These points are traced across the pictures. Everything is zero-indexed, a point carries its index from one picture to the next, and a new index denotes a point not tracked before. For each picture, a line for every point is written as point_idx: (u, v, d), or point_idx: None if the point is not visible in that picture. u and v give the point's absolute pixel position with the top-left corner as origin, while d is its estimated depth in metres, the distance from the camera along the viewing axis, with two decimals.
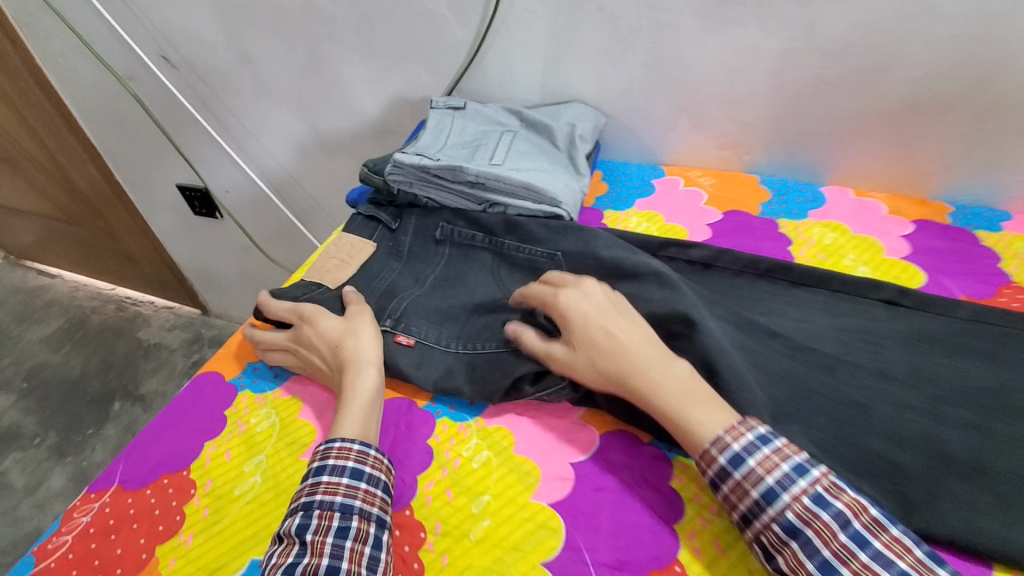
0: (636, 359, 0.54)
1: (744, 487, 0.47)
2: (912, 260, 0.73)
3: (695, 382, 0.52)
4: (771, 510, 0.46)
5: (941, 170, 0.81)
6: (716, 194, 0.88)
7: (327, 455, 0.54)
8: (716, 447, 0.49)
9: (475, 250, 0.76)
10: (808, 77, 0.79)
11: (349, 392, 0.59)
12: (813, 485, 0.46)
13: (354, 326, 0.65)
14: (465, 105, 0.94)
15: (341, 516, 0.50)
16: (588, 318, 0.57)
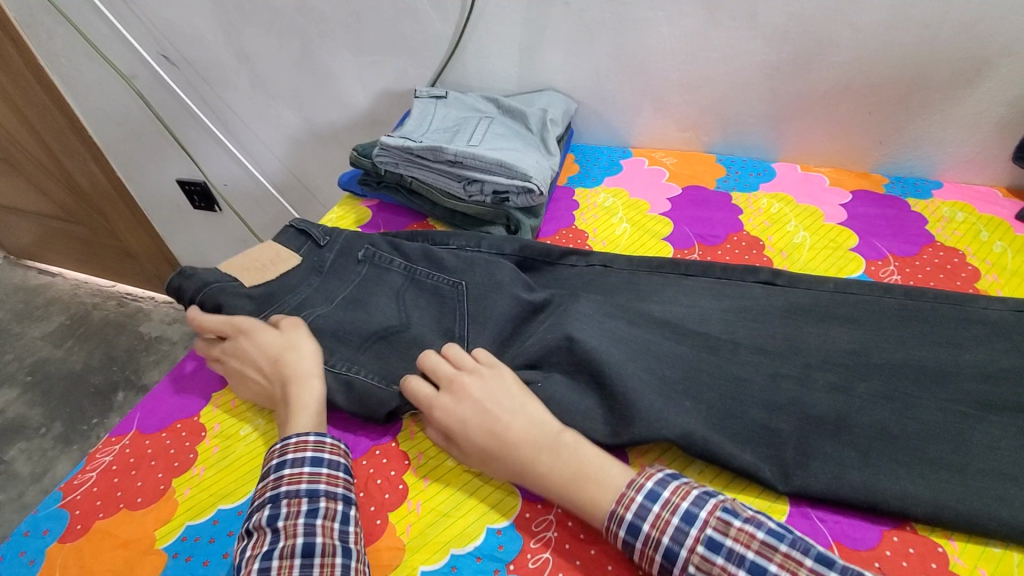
0: (524, 450, 0.54)
1: (649, 554, 0.48)
2: (847, 224, 0.81)
3: (583, 452, 0.53)
4: (678, 569, 0.47)
5: (877, 145, 0.91)
6: (677, 171, 0.97)
7: (285, 451, 0.56)
8: (614, 523, 0.49)
9: (389, 274, 0.76)
10: (753, 63, 0.89)
11: (295, 404, 0.61)
12: (700, 529, 0.47)
13: (295, 340, 0.66)
14: (447, 94, 1.03)
15: (309, 500, 0.52)
16: (466, 423, 0.57)
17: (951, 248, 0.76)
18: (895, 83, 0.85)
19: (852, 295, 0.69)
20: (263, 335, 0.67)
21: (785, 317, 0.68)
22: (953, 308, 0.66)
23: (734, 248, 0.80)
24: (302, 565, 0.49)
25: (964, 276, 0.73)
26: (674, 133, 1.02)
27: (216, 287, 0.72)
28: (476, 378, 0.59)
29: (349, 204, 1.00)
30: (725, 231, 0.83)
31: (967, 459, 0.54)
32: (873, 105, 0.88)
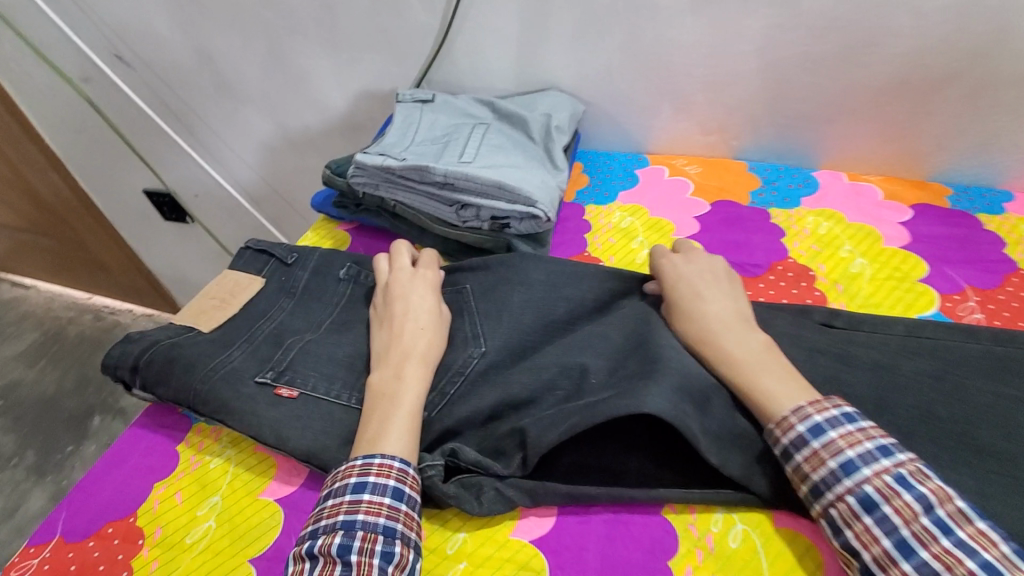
0: (719, 326, 0.55)
1: (822, 457, 0.44)
2: (912, 248, 0.68)
3: (772, 355, 0.52)
4: (847, 482, 0.43)
5: (937, 150, 0.78)
6: (702, 183, 0.84)
7: (367, 471, 0.49)
8: (796, 415, 0.47)
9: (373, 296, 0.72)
10: (794, 55, 0.75)
11: (408, 379, 0.56)
12: (899, 466, 0.42)
13: (431, 307, 0.63)
14: (433, 97, 0.89)
15: (385, 539, 0.46)
16: (682, 277, 0.60)
17: None
18: (964, 78, 0.71)
19: (930, 339, 0.59)
20: (432, 290, 0.66)
21: (850, 373, 0.56)
22: None
23: (779, 281, 0.67)
24: None
25: None
26: (696, 137, 0.89)
27: (167, 341, 0.65)
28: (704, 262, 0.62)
29: (325, 227, 0.87)
30: (767, 259, 0.70)
31: None
32: (937, 102, 0.74)
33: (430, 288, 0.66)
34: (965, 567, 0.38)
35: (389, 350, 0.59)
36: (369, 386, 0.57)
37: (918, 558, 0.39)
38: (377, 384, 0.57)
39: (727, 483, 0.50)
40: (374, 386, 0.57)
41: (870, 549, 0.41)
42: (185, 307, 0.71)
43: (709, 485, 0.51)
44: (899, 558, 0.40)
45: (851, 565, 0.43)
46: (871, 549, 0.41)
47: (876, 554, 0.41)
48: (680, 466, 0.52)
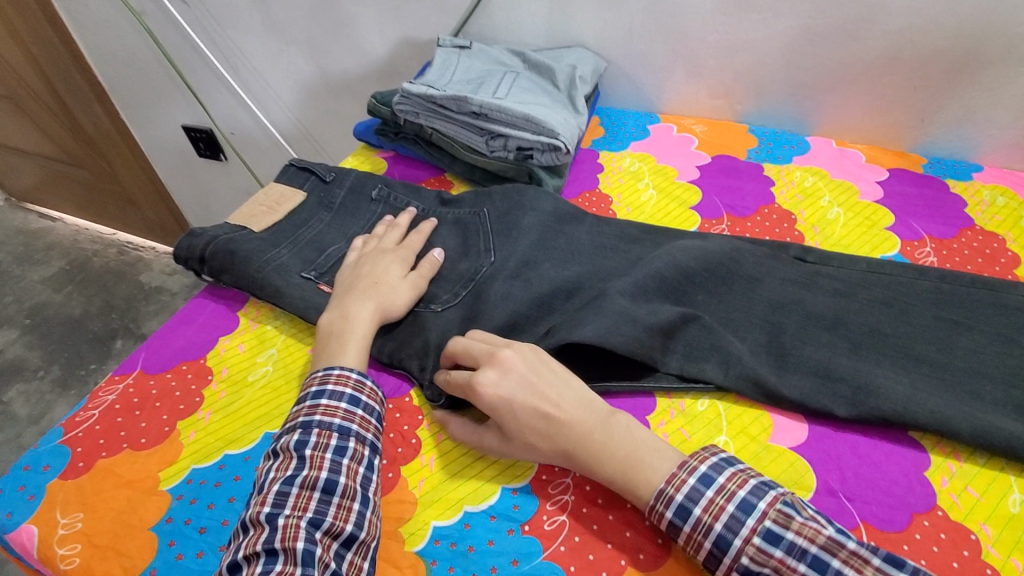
0: (568, 427, 0.50)
1: (698, 540, 0.45)
2: (883, 202, 0.78)
3: (635, 444, 0.49)
4: (727, 559, 0.44)
5: (918, 123, 0.88)
6: (706, 139, 0.93)
7: (325, 380, 0.56)
8: (661, 503, 0.46)
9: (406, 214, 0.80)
10: (796, 27, 0.85)
11: (356, 322, 0.61)
12: (757, 523, 0.44)
13: (394, 274, 0.67)
14: (471, 45, 0.98)
15: (339, 436, 0.52)
16: (516, 403, 0.51)
17: (990, 233, 0.73)
18: (944, 57, 0.80)
19: (884, 276, 0.67)
20: (400, 262, 0.68)
21: (814, 295, 0.65)
22: (990, 294, 0.64)
23: (765, 221, 0.77)
24: (320, 500, 0.49)
25: (1004, 261, 0.70)
26: (704, 100, 0.98)
27: (223, 238, 0.72)
28: (519, 354, 0.54)
29: (364, 154, 0.97)
30: (756, 203, 0.80)
31: (1005, 445, 0.52)
32: (920, 79, 0.83)
33: (401, 260, 0.69)
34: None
35: (345, 294, 0.64)
36: (319, 325, 0.62)
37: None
38: (326, 326, 0.62)
39: (700, 371, 0.59)
40: (323, 326, 0.62)
41: None
42: (236, 212, 0.79)
43: (684, 372, 0.60)
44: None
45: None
46: None
47: None
48: (661, 354, 0.61)
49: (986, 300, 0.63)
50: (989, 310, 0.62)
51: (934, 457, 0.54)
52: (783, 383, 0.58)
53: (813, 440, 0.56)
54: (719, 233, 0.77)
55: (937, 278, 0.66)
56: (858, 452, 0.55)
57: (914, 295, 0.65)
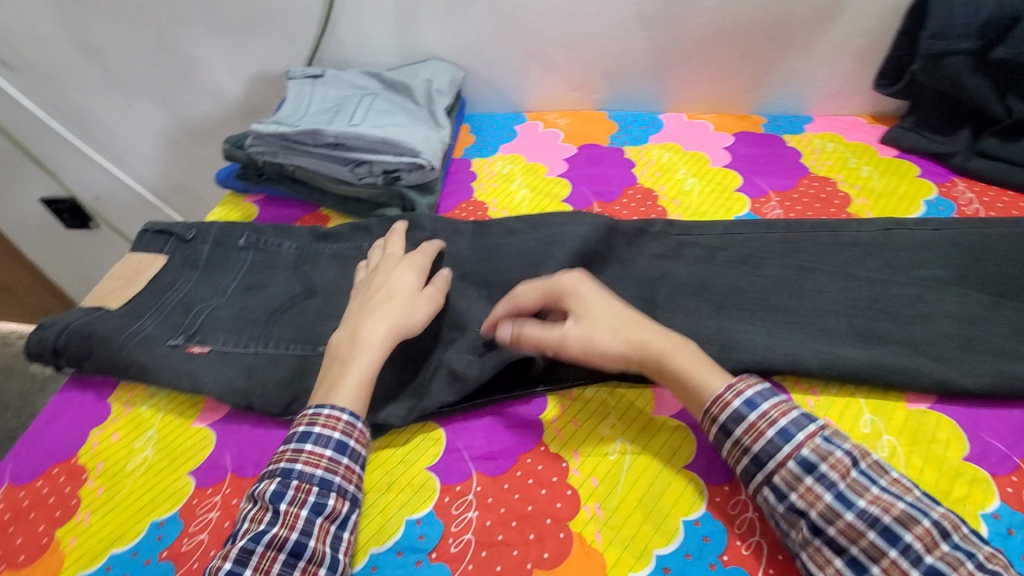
0: (644, 330, 0.55)
1: (760, 429, 0.48)
2: (731, 166, 0.85)
3: (694, 354, 0.53)
4: (787, 449, 0.47)
5: (753, 87, 0.95)
6: (570, 132, 0.96)
7: (314, 421, 0.53)
8: (731, 391, 0.50)
9: (280, 256, 0.77)
10: (628, 14, 0.89)
11: (363, 345, 0.58)
12: (822, 428, 0.48)
13: (406, 280, 0.64)
14: (324, 73, 0.96)
15: (318, 491, 0.50)
16: (599, 300, 0.57)
17: (824, 178, 0.81)
18: (762, 24, 0.87)
19: (738, 236, 0.72)
20: (414, 272, 0.65)
21: (679, 266, 0.69)
22: (828, 235, 0.70)
23: (630, 202, 0.81)
24: (284, 562, 0.47)
25: (837, 202, 0.77)
26: (564, 93, 1.01)
27: (79, 322, 0.67)
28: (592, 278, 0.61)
29: (232, 201, 0.93)
30: (621, 185, 0.84)
31: (855, 371, 0.58)
32: (746, 47, 0.90)
33: (415, 269, 0.65)
34: (898, 507, 0.43)
35: (359, 309, 0.62)
36: (331, 344, 0.60)
37: (858, 507, 0.44)
38: (334, 348, 0.59)
39: None
40: (334, 343, 0.59)
41: (816, 507, 0.45)
42: (92, 291, 0.73)
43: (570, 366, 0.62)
44: (842, 510, 0.44)
45: (794, 527, 0.46)
46: (817, 508, 0.45)
47: (822, 510, 0.44)
48: None
49: (824, 242, 0.70)
50: (826, 251, 0.69)
51: (796, 397, 0.59)
52: None
53: None
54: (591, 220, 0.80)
55: (782, 230, 0.72)
56: None
57: (763, 249, 0.70)
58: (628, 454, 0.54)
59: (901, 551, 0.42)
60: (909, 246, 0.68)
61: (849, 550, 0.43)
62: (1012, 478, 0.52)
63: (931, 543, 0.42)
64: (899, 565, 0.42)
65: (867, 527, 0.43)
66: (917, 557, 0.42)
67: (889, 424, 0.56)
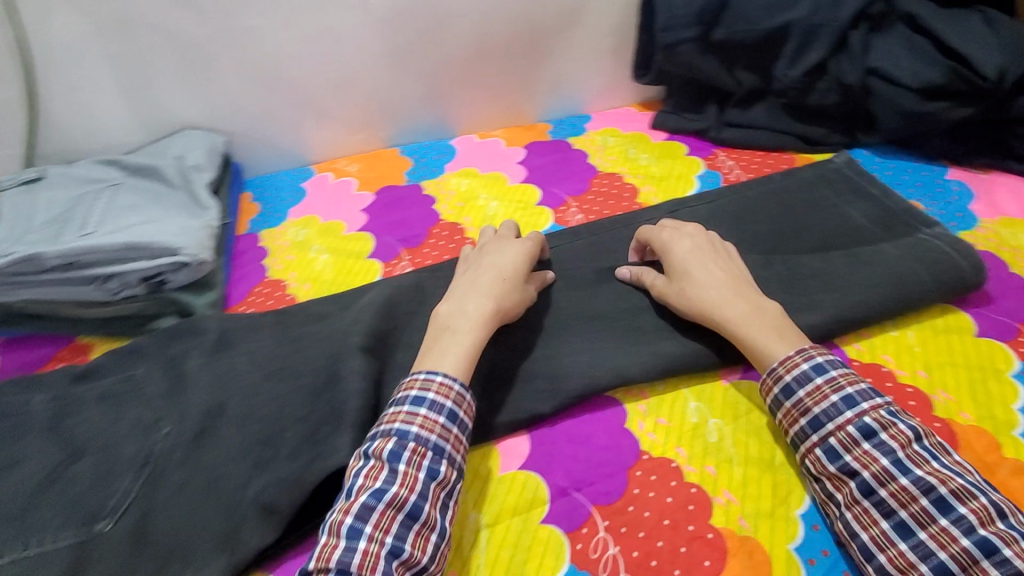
0: (729, 296, 0.57)
1: (825, 392, 0.50)
2: (527, 180, 0.85)
3: (783, 320, 0.56)
4: (849, 413, 0.49)
5: (531, 96, 0.97)
6: (364, 177, 0.90)
7: (427, 386, 0.51)
8: (801, 356, 0.52)
9: (29, 416, 0.61)
10: (387, 47, 0.86)
11: (472, 316, 0.57)
12: (887, 402, 0.49)
13: (507, 260, 0.62)
14: (44, 173, 0.79)
15: (433, 457, 0.49)
16: (682, 259, 0.61)
17: (611, 174, 0.85)
18: (519, 37, 0.90)
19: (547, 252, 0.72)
20: (523, 254, 0.63)
21: None
22: (624, 230, 0.74)
23: (437, 241, 0.78)
24: (403, 523, 0.46)
25: (628, 195, 0.81)
26: (343, 138, 0.94)
27: None
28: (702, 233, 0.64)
29: None
30: (425, 227, 0.80)
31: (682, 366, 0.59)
32: (512, 61, 0.92)
33: (524, 253, 0.64)
34: (956, 482, 0.45)
35: (463, 289, 0.60)
36: (435, 315, 0.58)
37: (914, 474, 0.46)
38: (443, 317, 0.57)
39: None
40: (440, 316, 0.57)
41: (872, 469, 0.47)
42: None
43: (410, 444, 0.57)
44: (897, 475, 0.46)
45: (841, 488, 0.48)
46: (872, 469, 0.47)
47: (876, 472, 0.47)
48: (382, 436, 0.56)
49: (621, 239, 0.73)
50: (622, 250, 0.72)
51: (628, 405, 0.58)
52: (494, 403, 0.57)
53: (535, 447, 0.55)
54: (402, 271, 0.75)
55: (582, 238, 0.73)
56: (573, 435, 0.56)
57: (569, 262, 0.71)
58: (483, 529, 0.50)
59: (952, 520, 0.43)
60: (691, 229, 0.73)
61: (896, 513, 0.45)
62: None
63: (985, 518, 0.43)
64: (946, 531, 0.43)
65: (921, 494, 0.45)
66: (969, 528, 0.43)
67: (711, 407, 0.57)
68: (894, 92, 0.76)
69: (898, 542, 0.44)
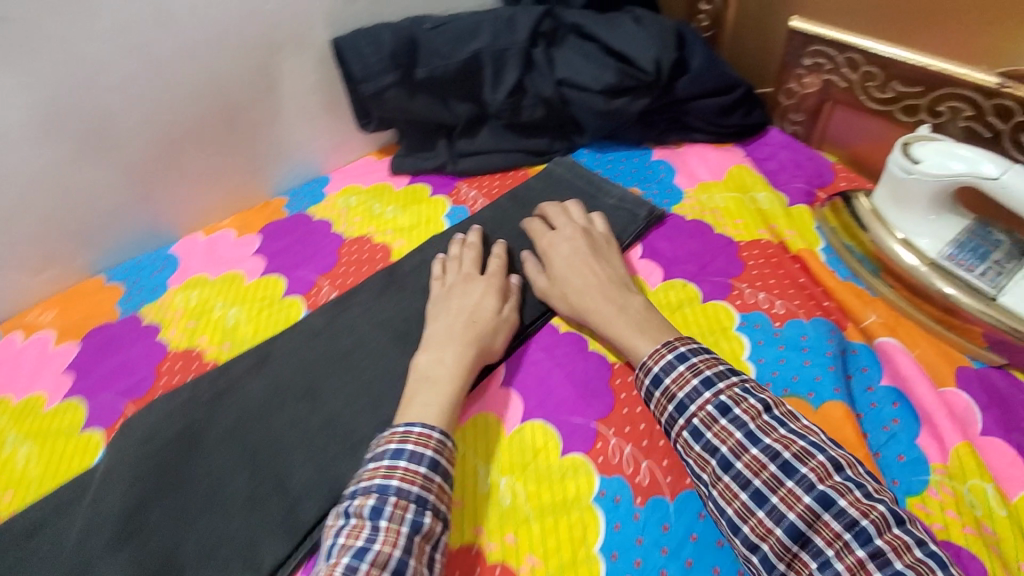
0: (599, 303, 0.62)
1: (686, 376, 0.52)
2: (268, 270, 0.77)
3: (650, 315, 0.60)
4: (707, 394, 0.50)
5: (253, 173, 0.88)
6: (64, 324, 0.74)
7: (406, 439, 0.50)
8: (666, 348, 0.54)
9: None
10: (40, 167, 0.70)
11: (452, 365, 0.57)
12: (741, 379, 0.51)
13: (478, 288, 0.65)
14: None
15: (416, 509, 0.46)
16: (565, 266, 0.66)
17: (359, 238, 0.80)
18: (210, 116, 0.80)
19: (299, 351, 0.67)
20: (494, 293, 0.65)
21: (255, 425, 0.60)
22: (376, 301, 0.72)
23: (171, 378, 0.66)
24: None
25: (379, 256, 0.77)
26: (25, 281, 0.76)
27: None
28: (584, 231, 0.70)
29: None
30: (150, 366, 0.68)
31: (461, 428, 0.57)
32: (214, 143, 0.82)
33: (492, 291, 0.65)
34: (797, 445, 0.46)
35: (441, 337, 0.61)
36: (416, 367, 0.58)
37: (762, 443, 0.47)
38: (421, 370, 0.58)
39: None
40: (419, 368, 0.58)
41: (728, 443, 0.48)
42: None
43: None
44: (749, 446, 0.47)
45: (706, 468, 0.49)
46: (727, 441, 0.48)
47: (732, 445, 0.48)
48: None
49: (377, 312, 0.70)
50: (384, 328, 0.69)
51: None
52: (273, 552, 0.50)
53: None
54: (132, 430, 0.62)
55: (343, 330, 0.69)
56: None
57: (332, 361, 0.66)
58: None
59: (796, 480, 0.45)
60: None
61: (752, 482, 0.46)
62: (598, 446, 0.56)
63: (823, 474, 0.44)
64: (792, 492, 0.45)
65: (769, 461, 0.46)
66: (810, 486, 0.44)
67: (501, 467, 0.55)
68: (585, 97, 0.81)
69: (755, 511, 0.45)
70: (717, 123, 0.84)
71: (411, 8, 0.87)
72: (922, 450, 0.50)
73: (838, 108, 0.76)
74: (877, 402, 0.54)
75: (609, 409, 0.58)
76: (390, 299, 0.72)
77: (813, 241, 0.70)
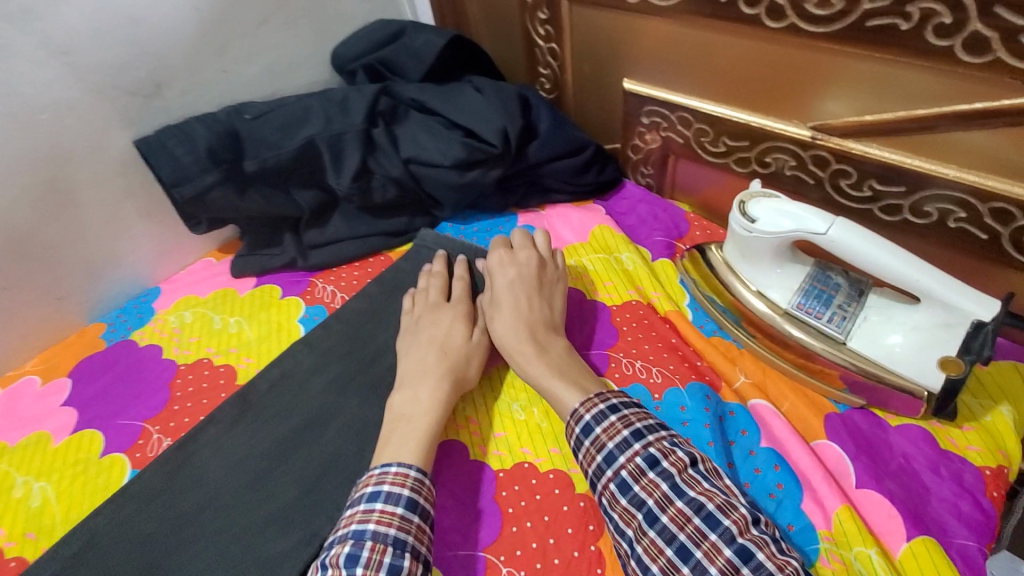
0: (524, 341, 0.60)
1: (617, 426, 0.50)
2: (82, 424, 0.65)
3: (578, 365, 0.59)
4: (636, 445, 0.49)
5: (59, 301, 0.74)
6: None
7: (382, 481, 0.49)
8: (601, 400, 0.53)
9: None
10: None
11: (427, 398, 0.57)
12: (670, 433, 0.50)
13: (443, 319, 0.64)
14: None
15: (394, 551, 0.44)
16: (506, 301, 0.64)
17: (196, 362, 0.70)
18: None
19: (126, 516, 0.56)
20: (460, 321, 0.64)
21: None
22: (229, 426, 0.62)
23: None
24: None
25: (223, 381, 0.68)
26: None
27: None
28: (531, 261, 0.67)
29: None
30: None
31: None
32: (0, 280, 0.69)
33: (461, 319, 0.65)
34: (720, 497, 0.45)
35: (415, 373, 0.59)
36: (390, 407, 0.57)
37: (688, 496, 0.45)
38: (396, 407, 0.57)
39: None
40: (396, 406, 0.57)
41: (654, 495, 0.46)
42: None
43: None
44: (675, 498, 0.45)
45: (631, 523, 0.46)
46: (653, 493, 0.46)
47: (658, 497, 0.46)
48: None
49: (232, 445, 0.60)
50: (240, 472, 0.58)
51: None
52: None
53: None
54: None
55: (189, 485, 0.58)
56: None
57: (175, 529, 0.55)
58: None
59: (719, 533, 0.43)
60: (311, 395, 0.64)
61: (676, 537, 0.44)
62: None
63: (744, 527, 0.43)
64: (714, 546, 0.43)
65: (693, 514, 0.44)
66: (731, 539, 0.43)
67: None
68: (436, 173, 0.77)
69: (681, 567, 0.43)
70: (574, 182, 0.83)
71: (230, 94, 0.78)
72: (809, 517, 0.49)
73: (681, 160, 0.78)
74: (760, 467, 0.53)
75: (497, 531, 0.53)
76: (244, 431, 0.61)
77: (679, 297, 0.70)
